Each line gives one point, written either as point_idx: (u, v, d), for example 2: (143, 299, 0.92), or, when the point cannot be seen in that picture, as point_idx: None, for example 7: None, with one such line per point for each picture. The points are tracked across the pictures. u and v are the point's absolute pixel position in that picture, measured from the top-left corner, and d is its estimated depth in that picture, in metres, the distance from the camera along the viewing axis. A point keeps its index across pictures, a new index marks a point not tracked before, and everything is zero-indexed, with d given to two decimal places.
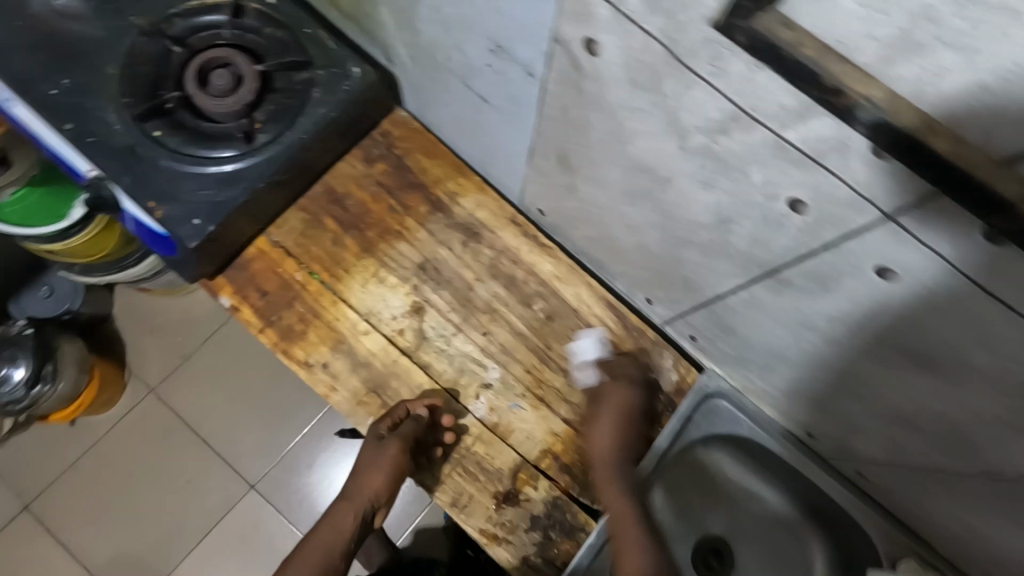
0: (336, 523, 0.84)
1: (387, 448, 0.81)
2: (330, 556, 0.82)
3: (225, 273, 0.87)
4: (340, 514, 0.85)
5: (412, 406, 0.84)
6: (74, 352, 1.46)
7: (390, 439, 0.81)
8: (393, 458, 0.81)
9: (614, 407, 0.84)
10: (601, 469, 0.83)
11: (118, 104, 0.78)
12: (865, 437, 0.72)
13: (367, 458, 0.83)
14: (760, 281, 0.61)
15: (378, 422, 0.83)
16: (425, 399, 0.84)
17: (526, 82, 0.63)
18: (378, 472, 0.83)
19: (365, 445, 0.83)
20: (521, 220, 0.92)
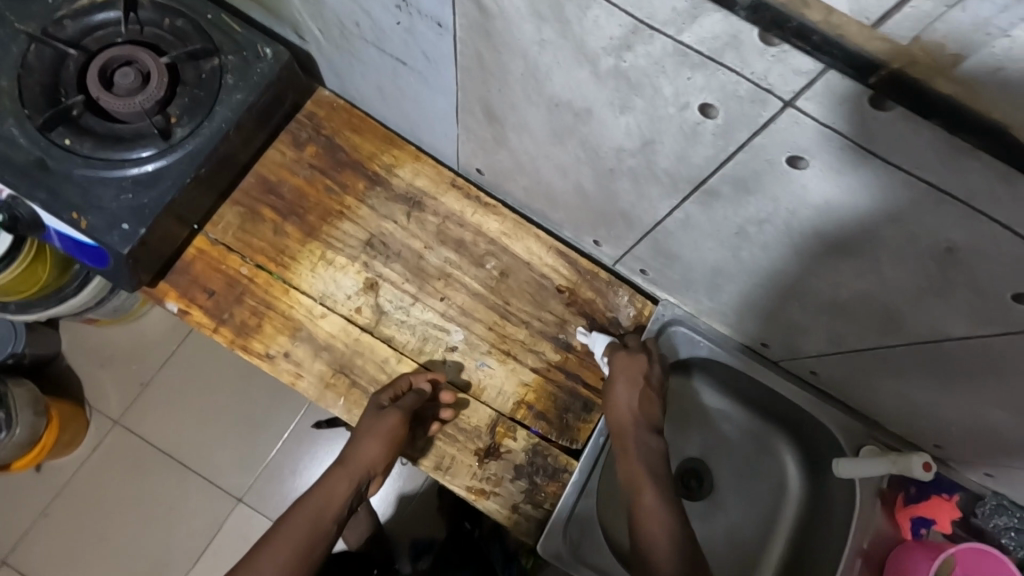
0: (330, 489, 0.78)
1: (388, 417, 0.80)
2: (323, 520, 0.75)
3: (166, 278, 0.85)
4: (335, 479, 0.79)
5: (415, 381, 0.83)
6: (26, 394, 1.40)
7: (390, 410, 0.80)
8: (394, 427, 0.79)
9: (627, 371, 0.82)
10: (623, 424, 0.80)
11: (18, 117, 0.74)
12: (810, 333, 0.77)
13: (367, 425, 0.80)
14: (690, 197, 0.63)
15: (380, 394, 0.82)
16: (428, 374, 0.84)
17: (436, 35, 0.63)
18: (377, 440, 0.79)
19: (365, 414, 0.81)
20: (461, 183, 0.93)
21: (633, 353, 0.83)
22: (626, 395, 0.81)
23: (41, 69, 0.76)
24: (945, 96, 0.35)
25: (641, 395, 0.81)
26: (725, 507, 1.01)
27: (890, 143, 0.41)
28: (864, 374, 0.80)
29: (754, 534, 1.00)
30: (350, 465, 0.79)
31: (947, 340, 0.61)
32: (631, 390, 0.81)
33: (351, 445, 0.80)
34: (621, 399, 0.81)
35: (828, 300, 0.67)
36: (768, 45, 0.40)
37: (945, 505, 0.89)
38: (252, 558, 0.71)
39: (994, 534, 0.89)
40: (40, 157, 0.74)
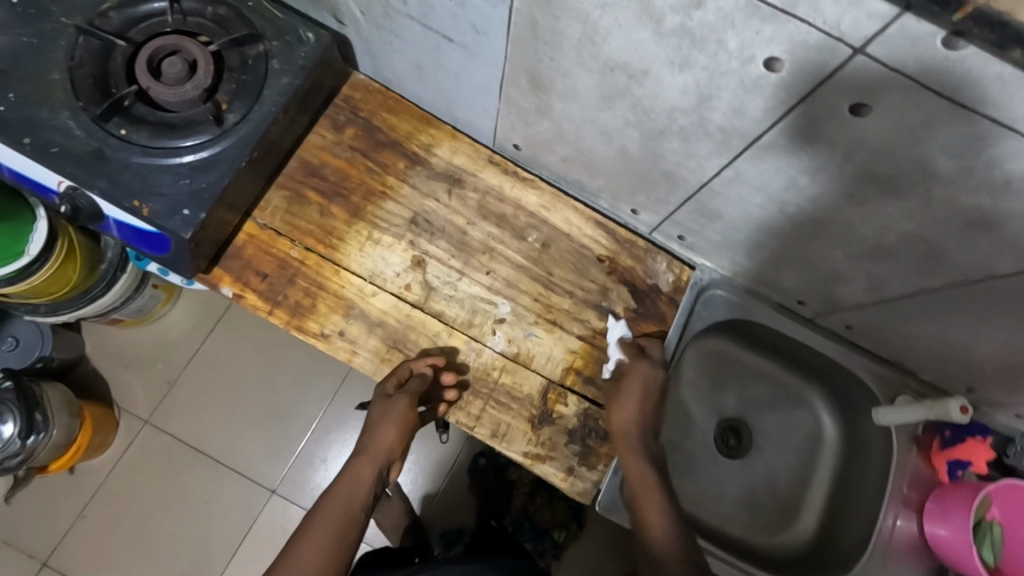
0: (353, 476, 0.81)
1: (396, 404, 0.82)
2: (353, 507, 0.78)
3: (219, 264, 0.87)
4: (357, 467, 0.81)
5: (415, 365, 0.85)
6: (60, 396, 1.41)
7: (397, 396, 0.82)
8: (403, 413, 0.83)
9: (639, 379, 0.86)
10: (617, 440, 0.84)
11: (74, 109, 0.75)
12: (851, 282, 0.80)
13: (378, 413, 0.83)
14: (742, 152, 0.66)
15: (384, 381, 0.84)
16: (427, 358, 0.86)
17: (491, 6, 0.64)
18: (390, 426, 0.82)
19: (373, 402, 0.84)
20: (498, 159, 0.95)
21: (652, 364, 0.87)
22: (633, 401, 0.85)
23: (91, 61, 0.77)
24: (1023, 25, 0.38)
25: (641, 399, 0.86)
26: (764, 463, 1.05)
27: (958, 80, 0.44)
28: (899, 320, 0.83)
29: (795, 486, 1.04)
30: (370, 451, 0.82)
31: (993, 277, 0.64)
32: (633, 396, 0.86)
33: (368, 433, 0.83)
34: (625, 412, 0.85)
35: (875, 246, 0.70)
36: None
37: (982, 446, 0.90)
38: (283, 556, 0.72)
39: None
40: (98, 147, 0.75)
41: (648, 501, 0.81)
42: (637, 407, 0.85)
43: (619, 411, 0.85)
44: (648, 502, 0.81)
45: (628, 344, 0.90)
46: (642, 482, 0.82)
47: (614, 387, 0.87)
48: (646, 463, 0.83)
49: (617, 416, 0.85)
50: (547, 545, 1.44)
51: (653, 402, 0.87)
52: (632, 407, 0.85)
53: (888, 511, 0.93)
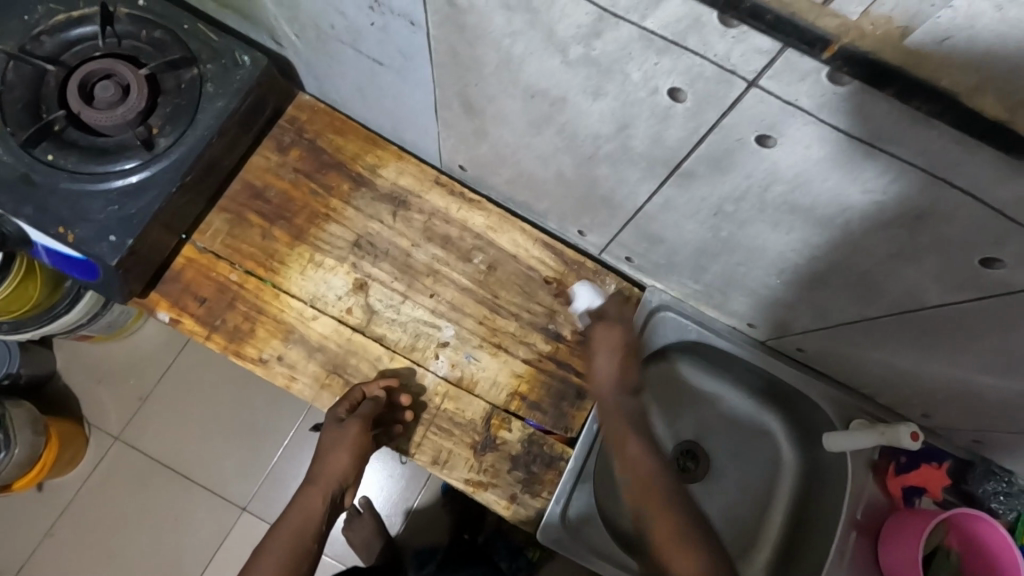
0: (304, 507, 0.82)
1: (349, 428, 0.81)
2: (302, 541, 0.80)
3: (157, 288, 0.86)
4: (308, 498, 0.82)
5: (369, 388, 0.84)
6: (25, 415, 1.40)
7: (350, 421, 0.81)
8: (357, 436, 0.81)
9: (606, 342, 0.82)
10: (596, 393, 0.81)
11: (2, 134, 0.75)
12: (794, 307, 0.79)
13: (331, 439, 0.82)
14: (668, 180, 0.65)
15: (337, 405, 0.83)
16: (379, 381, 0.85)
17: (410, 31, 0.64)
18: (343, 452, 0.82)
19: (326, 429, 0.83)
20: (445, 179, 0.94)
21: (612, 325, 0.83)
22: (608, 361, 0.81)
23: (22, 85, 0.77)
24: (896, 65, 0.36)
25: (616, 363, 0.81)
26: (721, 487, 1.03)
27: (856, 112, 0.43)
28: (846, 345, 0.82)
29: (754, 510, 1.02)
30: (321, 481, 0.83)
31: (925, 306, 0.63)
32: (609, 356, 0.81)
33: (320, 461, 0.83)
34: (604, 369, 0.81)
35: (811, 273, 0.69)
36: (727, 26, 0.41)
37: (937, 472, 0.91)
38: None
39: (984, 498, 0.92)
40: (25, 172, 0.74)
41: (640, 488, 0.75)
42: (611, 364, 0.81)
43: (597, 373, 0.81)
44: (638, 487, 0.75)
45: (591, 313, 0.89)
46: (625, 434, 0.77)
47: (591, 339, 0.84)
48: (628, 422, 0.78)
49: (593, 370, 0.81)
50: (523, 563, 1.39)
51: (628, 352, 0.82)
52: (605, 365, 0.81)
53: (844, 534, 0.90)
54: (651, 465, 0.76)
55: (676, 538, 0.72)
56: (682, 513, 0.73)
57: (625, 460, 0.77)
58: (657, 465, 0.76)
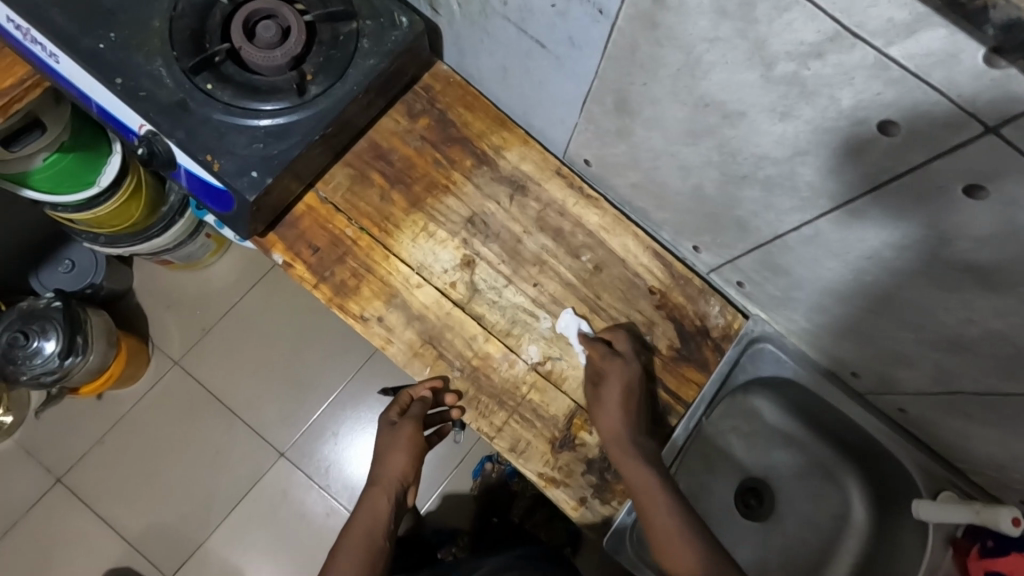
0: (372, 506, 0.83)
1: (400, 431, 0.85)
2: (375, 539, 0.80)
3: (275, 230, 0.88)
4: (373, 498, 0.83)
5: (415, 391, 0.87)
6: (101, 324, 1.47)
7: (403, 423, 0.86)
8: (410, 438, 0.85)
9: (620, 381, 0.83)
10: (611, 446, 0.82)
11: (168, 57, 0.77)
12: (913, 367, 0.76)
13: (386, 442, 0.86)
14: (829, 214, 0.62)
15: (388, 410, 0.88)
16: (425, 381, 0.86)
17: (593, 21, 0.63)
18: (400, 452, 0.85)
19: (380, 433, 0.87)
20: (567, 172, 0.93)
21: (628, 360, 0.84)
22: (616, 403, 0.82)
23: (192, 14, 0.79)
24: None
25: (625, 405, 0.83)
26: (782, 532, 1.01)
27: None
28: (957, 416, 0.78)
29: (808, 559, 1.00)
30: (383, 482, 0.84)
31: None
32: (620, 398, 0.82)
33: (378, 464, 0.85)
34: (610, 414, 0.82)
35: (952, 335, 0.66)
36: (990, 67, 0.39)
37: None
38: None
39: None
40: (182, 98, 0.76)
41: (652, 505, 0.79)
42: (621, 409, 0.82)
43: (605, 416, 0.82)
44: (653, 506, 0.79)
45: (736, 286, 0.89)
46: (648, 489, 0.79)
47: (593, 392, 0.84)
48: (646, 467, 0.81)
49: (601, 425, 0.82)
50: None
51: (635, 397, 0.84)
52: (616, 409, 0.82)
53: None
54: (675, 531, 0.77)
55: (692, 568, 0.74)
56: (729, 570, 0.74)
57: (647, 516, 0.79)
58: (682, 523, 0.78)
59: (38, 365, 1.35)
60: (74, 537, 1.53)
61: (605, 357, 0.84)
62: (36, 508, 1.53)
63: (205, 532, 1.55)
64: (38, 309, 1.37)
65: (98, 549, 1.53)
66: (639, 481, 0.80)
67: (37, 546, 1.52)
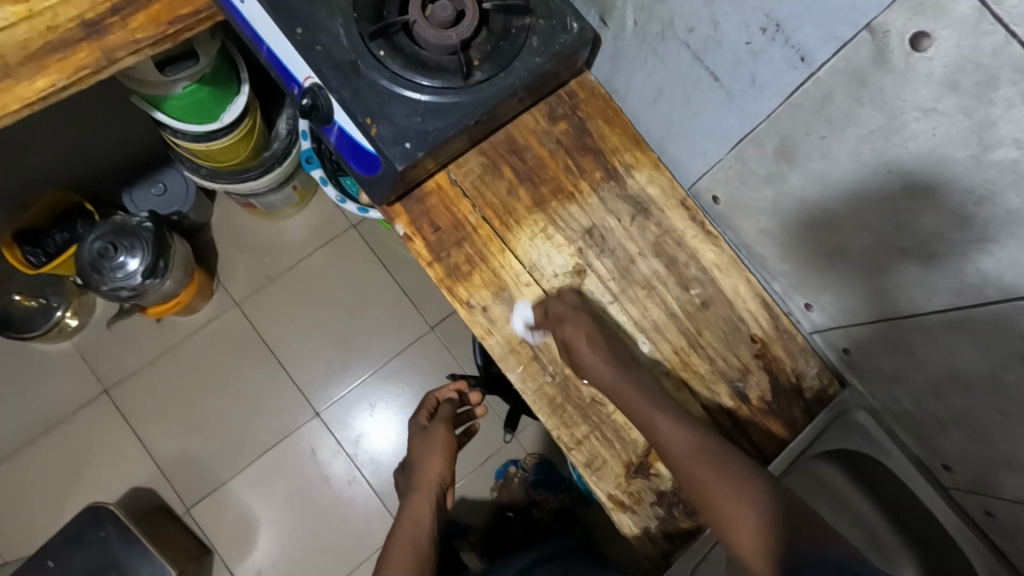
0: (415, 512, 0.87)
1: (434, 432, 0.96)
2: (420, 542, 0.84)
3: (403, 202, 0.89)
4: (417, 504, 0.88)
5: (441, 394, 1.05)
6: (182, 252, 1.51)
7: (435, 426, 0.97)
8: (443, 440, 0.95)
9: (582, 332, 0.83)
10: (616, 397, 0.81)
11: (349, 18, 0.80)
12: (1023, 476, 0.74)
13: (420, 448, 0.95)
14: (990, 305, 0.62)
15: (418, 416, 1.00)
16: (449, 386, 1.06)
17: (789, 68, 0.63)
18: (437, 454, 0.93)
19: (413, 438, 0.97)
20: (691, 204, 0.93)
21: (580, 315, 0.84)
22: (590, 356, 0.82)
23: None
24: None
25: (595, 348, 0.82)
26: None
27: None
28: None
29: None
30: (423, 487, 0.90)
31: None
32: (588, 348, 0.82)
33: (419, 470, 0.92)
34: (591, 359, 0.82)
35: None
36: None
37: None
38: None
39: None
40: (355, 59, 0.79)
41: (651, 426, 0.79)
42: (597, 354, 0.82)
43: (589, 369, 0.82)
44: (653, 424, 0.79)
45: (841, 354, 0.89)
46: (647, 419, 0.79)
47: (568, 351, 0.83)
48: (645, 396, 0.80)
49: (590, 376, 0.82)
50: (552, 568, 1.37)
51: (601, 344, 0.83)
52: (592, 355, 0.82)
53: None
54: (686, 439, 0.77)
55: (730, 488, 0.72)
56: (733, 465, 0.74)
57: (658, 441, 0.78)
58: (695, 441, 0.77)
59: (119, 279, 1.39)
60: (110, 448, 1.57)
61: (565, 313, 0.84)
62: (83, 412, 1.58)
63: (227, 474, 1.57)
64: (130, 226, 1.42)
65: (127, 465, 1.56)
66: (643, 414, 0.79)
67: (74, 448, 1.56)
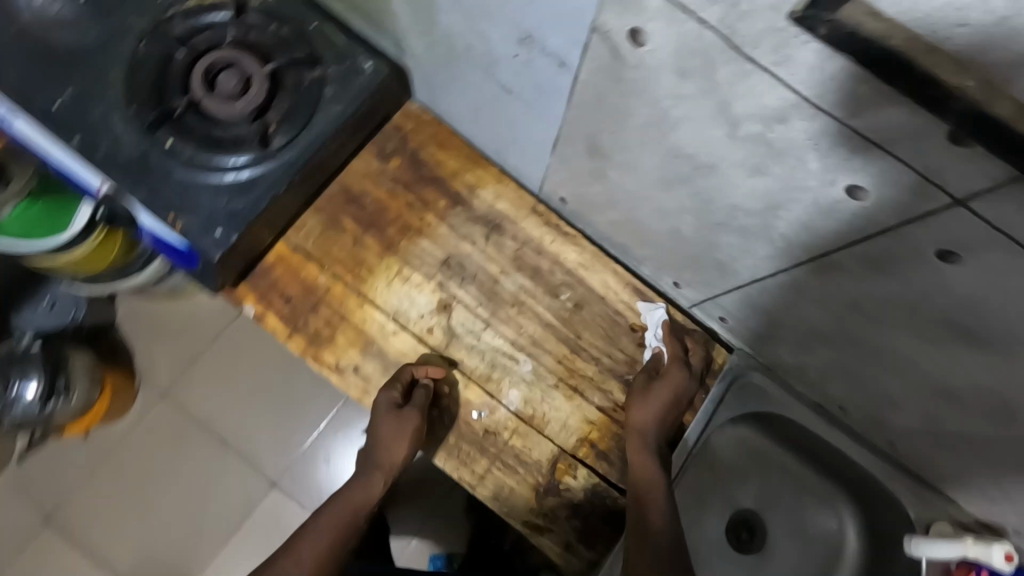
0: (366, 485, 0.83)
1: (406, 418, 0.81)
2: (358, 515, 0.80)
3: (246, 280, 0.86)
4: (369, 478, 0.83)
5: (416, 372, 0.83)
6: (84, 361, 1.42)
7: (409, 410, 0.81)
8: (414, 429, 0.81)
9: (672, 387, 0.83)
10: (632, 435, 0.82)
11: (126, 113, 0.75)
12: (900, 407, 0.74)
13: (389, 429, 0.81)
14: (804, 264, 0.62)
15: (390, 390, 0.81)
16: (428, 368, 0.83)
17: (556, 72, 0.61)
18: (401, 445, 0.81)
19: (380, 416, 0.81)
20: (543, 209, 0.91)
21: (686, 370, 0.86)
22: (656, 409, 0.83)
23: (148, 66, 0.77)
24: None
25: (663, 406, 0.83)
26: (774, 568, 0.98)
27: None
28: (946, 452, 0.76)
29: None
30: (385, 467, 0.83)
31: None
32: (657, 405, 0.83)
33: (380, 447, 0.82)
34: (645, 408, 0.82)
35: (934, 382, 0.64)
36: (958, 143, 0.37)
37: None
38: (286, 548, 0.75)
39: None
40: (142, 155, 0.75)
41: (649, 493, 0.78)
42: (661, 407, 0.83)
43: (639, 410, 0.82)
44: (649, 492, 0.78)
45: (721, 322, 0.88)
46: (649, 481, 0.79)
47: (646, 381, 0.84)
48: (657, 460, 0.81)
49: (635, 412, 0.82)
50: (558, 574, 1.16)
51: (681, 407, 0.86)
52: (655, 406, 0.83)
53: None
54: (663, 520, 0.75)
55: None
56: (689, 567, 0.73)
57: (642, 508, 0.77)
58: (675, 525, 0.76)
59: (19, 411, 1.32)
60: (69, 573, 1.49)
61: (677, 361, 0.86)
62: (29, 547, 1.50)
63: (198, 562, 1.51)
64: (17, 354, 1.34)
65: None
66: (645, 471, 0.79)
67: None
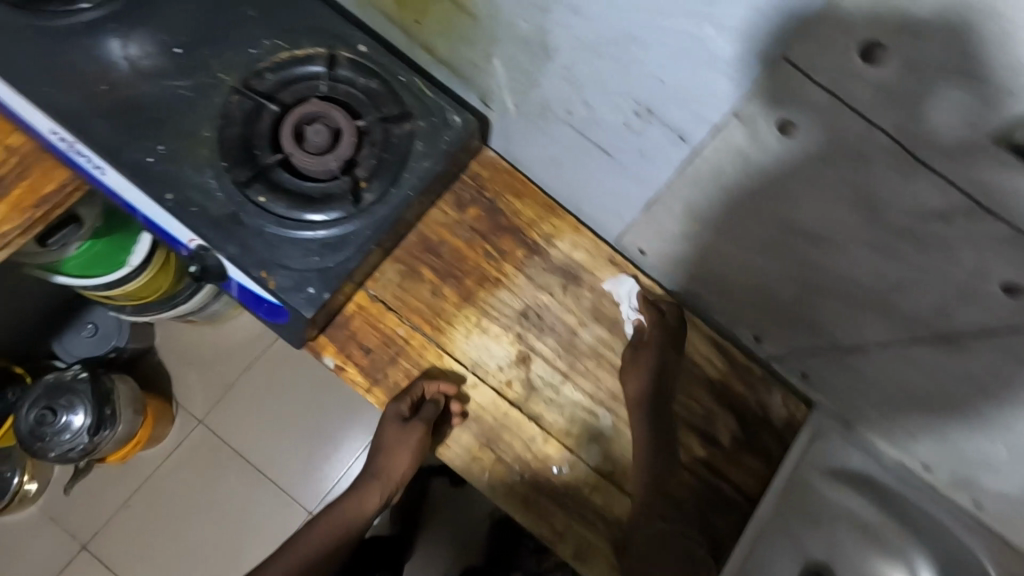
0: (361, 498, 0.89)
1: (409, 432, 0.83)
2: (349, 527, 0.88)
3: (325, 332, 0.85)
4: (367, 491, 0.90)
5: (428, 388, 0.84)
6: (128, 391, 1.36)
7: (412, 424, 0.82)
8: (418, 441, 0.83)
9: (596, 372, 0.86)
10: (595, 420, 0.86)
11: (217, 169, 0.75)
12: (999, 475, 0.73)
13: (391, 439, 0.85)
14: (925, 340, 0.61)
15: (400, 403, 0.84)
16: (441, 384, 0.84)
17: (671, 144, 0.61)
18: (403, 455, 0.86)
19: (386, 424, 0.85)
20: (619, 259, 0.90)
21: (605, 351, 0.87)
22: (598, 390, 0.86)
23: (239, 121, 0.77)
24: None
25: (607, 388, 0.86)
26: None
27: None
28: None
29: None
30: (382, 479, 0.89)
31: None
32: (601, 387, 0.86)
33: (384, 457, 0.88)
34: (598, 391, 0.87)
35: None
36: None
37: None
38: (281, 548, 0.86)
39: None
40: (234, 212, 0.74)
41: (620, 470, 0.84)
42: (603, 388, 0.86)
43: (592, 392, 0.86)
44: (621, 473, 0.84)
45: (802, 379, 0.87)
46: (617, 457, 0.85)
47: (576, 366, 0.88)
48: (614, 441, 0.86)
49: (585, 399, 0.86)
50: None
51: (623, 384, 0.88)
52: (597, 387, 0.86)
53: None
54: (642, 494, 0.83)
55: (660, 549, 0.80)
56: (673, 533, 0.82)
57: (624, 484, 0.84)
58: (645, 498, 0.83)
59: (67, 440, 1.24)
60: None
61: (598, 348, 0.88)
62: None
63: None
64: (65, 381, 1.26)
65: None
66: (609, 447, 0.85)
67: None
